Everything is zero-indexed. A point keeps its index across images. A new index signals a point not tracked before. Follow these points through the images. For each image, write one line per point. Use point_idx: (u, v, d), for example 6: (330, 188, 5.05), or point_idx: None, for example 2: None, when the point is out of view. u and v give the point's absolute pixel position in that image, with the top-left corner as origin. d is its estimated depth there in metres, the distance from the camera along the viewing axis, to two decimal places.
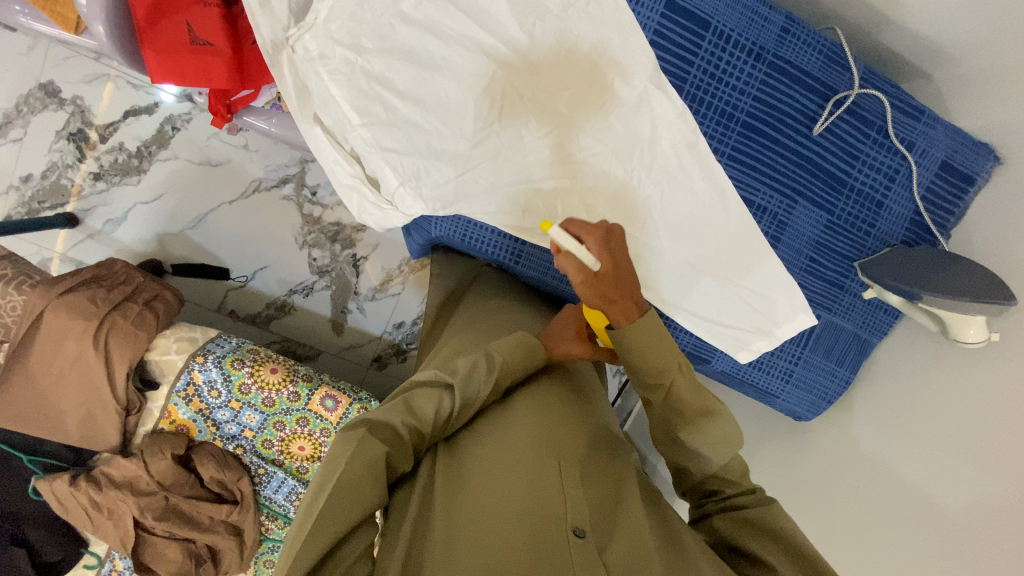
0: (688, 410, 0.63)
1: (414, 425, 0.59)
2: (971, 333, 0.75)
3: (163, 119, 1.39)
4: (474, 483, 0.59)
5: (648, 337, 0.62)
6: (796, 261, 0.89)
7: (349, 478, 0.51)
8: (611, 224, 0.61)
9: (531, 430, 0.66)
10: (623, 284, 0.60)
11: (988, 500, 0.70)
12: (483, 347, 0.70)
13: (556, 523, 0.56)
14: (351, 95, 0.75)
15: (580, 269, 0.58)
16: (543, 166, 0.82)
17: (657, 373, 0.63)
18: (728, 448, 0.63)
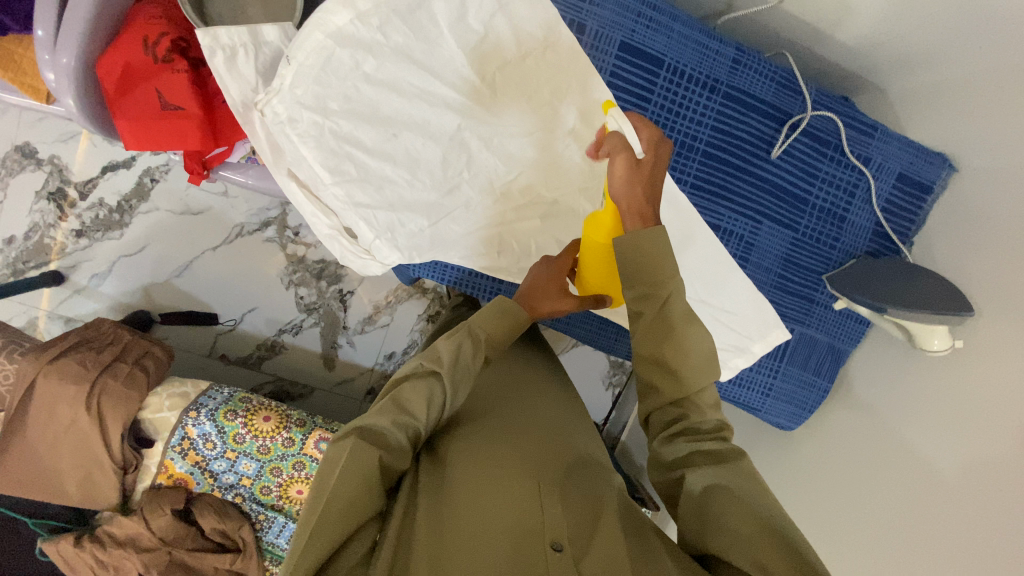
0: (678, 324, 0.64)
1: (405, 420, 0.65)
2: (936, 343, 0.78)
3: (141, 172, 1.39)
4: (455, 502, 0.64)
5: (657, 241, 0.62)
6: (765, 279, 0.92)
7: (340, 490, 0.57)
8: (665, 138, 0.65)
9: (509, 458, 0.72)
10: (651, 189, 0.63)
11: (960, 505, 0.72)
12: (463, 325, 0.75)
13: (535, 538, 0.60)
14: (322, 155, 0.75)
15: (625, 146, 0.62)
16: (513, 208, 0.83)
17: (653, 284, 0.63)
18: (702, 369, 0.65)
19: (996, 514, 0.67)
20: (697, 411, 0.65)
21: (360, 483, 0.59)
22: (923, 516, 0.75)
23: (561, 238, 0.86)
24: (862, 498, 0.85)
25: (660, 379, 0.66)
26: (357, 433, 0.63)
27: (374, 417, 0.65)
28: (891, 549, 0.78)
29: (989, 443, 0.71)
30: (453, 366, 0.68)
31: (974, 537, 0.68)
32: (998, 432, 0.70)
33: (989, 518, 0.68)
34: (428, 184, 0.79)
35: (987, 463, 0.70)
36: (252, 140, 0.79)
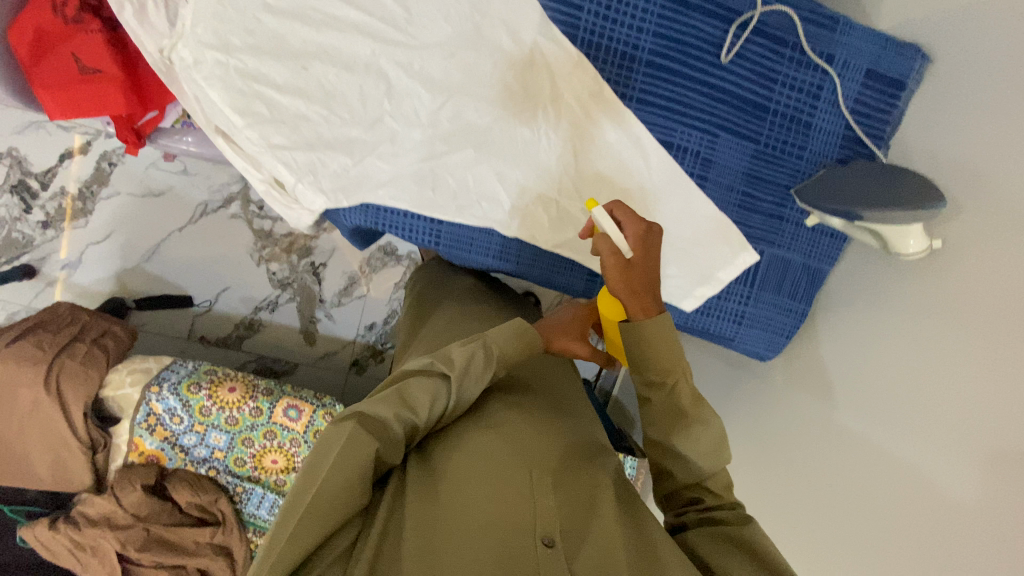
0: (689, 413, 0.69)
1: (407, 416, 0.63)
2: (912, 244, 0.71)
3: (99, 156, 1.36)
4: (445, 491, 0.63)
5: (661, 332, 0.68)
6: (728, 199, 0.85)
7: (330, 482, 0.56)
8: (652, 223, 0.70)
9: (502, 440, 0.70)
10: (649, 282, 0.69)
11: (955, 422, 0.67)
12: (481, 332, 0.71)
13: (525, 532, 0.59)
14: (229, 96, 0.71)
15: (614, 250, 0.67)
16: (443, 139, 0.75)
17: (664, 371, 0.68)
18: (715, 455, 0.68)
19: (999, 427, 0.62)
20: (710, 491, 0.69)
21: (351, 476, 0.57)
22: (915, 437, 0.71)
23: (502, 169, 0.78)
24: (847, 422, 0.80)
25: (671, 461, 0.70)
26: (355, 421, 0.60)
27: (375, 407, 0.62)
28: (881, 472, 0.73)
29: (988, 353, 0.65)
30: (464, 373, 0.65)
31: (974, 455, 0.64)
32: (995, 341, 0.65)
33: (991, 432, 0.63)
34: (348, 120, 0.73)
35: (984, 375, 0.65)
36: (189, 103, 0.80)
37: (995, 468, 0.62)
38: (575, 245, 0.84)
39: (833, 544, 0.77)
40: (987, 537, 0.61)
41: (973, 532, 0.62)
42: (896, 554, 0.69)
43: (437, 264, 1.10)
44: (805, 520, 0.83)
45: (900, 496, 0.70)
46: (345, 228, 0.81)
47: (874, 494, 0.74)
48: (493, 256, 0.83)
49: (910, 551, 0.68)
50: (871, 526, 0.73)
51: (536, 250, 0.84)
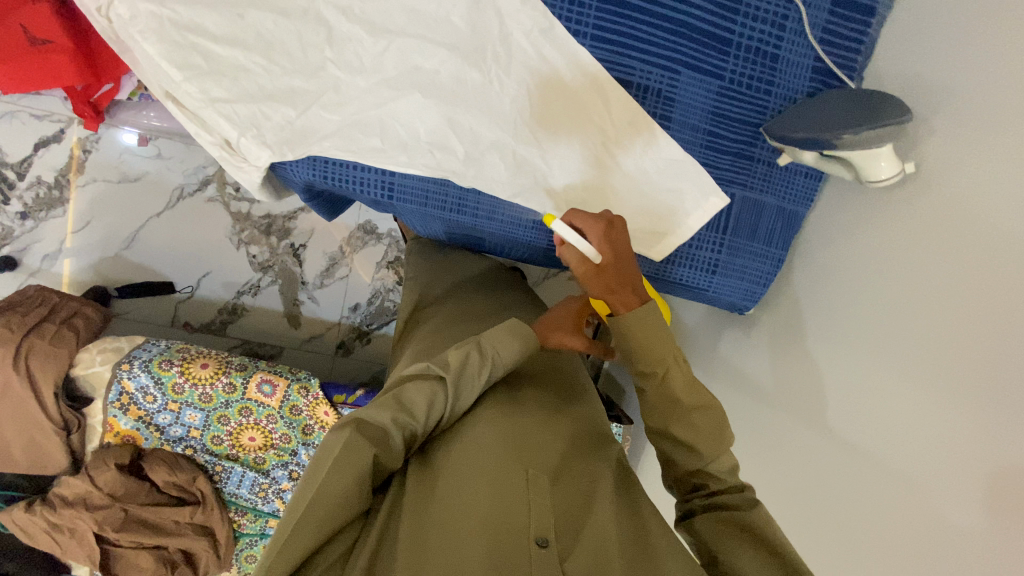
0: (684, 402, 0.66)
1: (405, 419, 0.65)
2: (882, 169, 0.68)
3: (73, 144, 1.35)
4: (443, 493, 0.64)
5: (647, 324, 0.67)
6: (693, 139, 0.81)
7: (327, 488, 0.57)
8: (613, 217, 0.71)
9: (495, 441, 0.70)
10: (626, 277, 0.70)
11: (944, 346, 0.64)
12: (475, 336, 0.74)
13: (520, 532, 0.60)
14: (165, 49, 0.69)
15: (580, 259, 0.69)
16: (390, 85, 0.73)
17: (653, 362, 0.67)
18: (716, 439, 0.64)
19: (988, 345, 0.60)
20: (714, 475, 0.64)
21: (348, 481, 0.58)
22: (900, 366, 0.69)
23: (453, 117, 0.75)
24: (841, 360, 0.78)
25: (672, 450, 0.66)
26: (353, 427, 0.61)
27: (373, 413, 0.63)
28: (871, 406, 0.72)
29: (974, 273, 0.63)
30: (459, 375, 0.67)
31: (963, 376, 0.62)
32: (982, 262, 0.62)
33: (979, 350, 0.60)
34: (290, 70, 0.71)
35: (972, 295, 0.63)
36: (137, 73, 0.76)
37: (985, 386, 0.59)
38: (534, 194, 0.80)
39: (832, 486, 0.75)
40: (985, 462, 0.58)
41: (966, 452, 0.60)
42: (891, 485, 0.67)
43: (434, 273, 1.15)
44: (801, 462, 0.82)
45: (890, 426, 0.69)
46: (298, 186, 0.82)
47: (868, 430, 0.72)
48: (449, 208, 0.82)
49: (904, 480, 0.66)
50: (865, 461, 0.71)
51: (493, 198, 0.82)
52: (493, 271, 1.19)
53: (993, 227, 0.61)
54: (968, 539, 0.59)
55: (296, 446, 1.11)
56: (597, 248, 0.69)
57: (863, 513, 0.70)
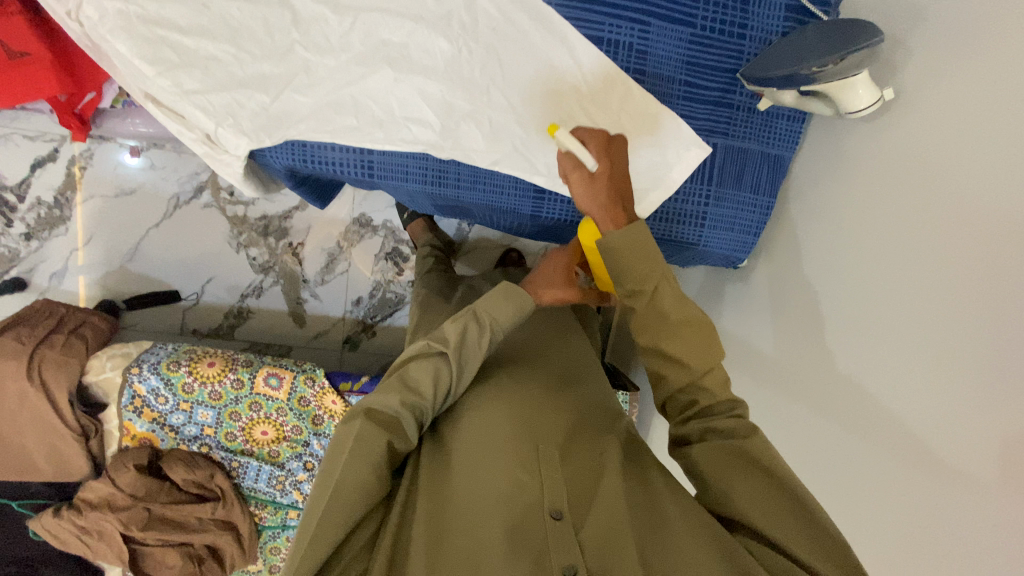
0: (673, 317, 0.64)
1: (414, 399, 0.65)
2: (861, 97, 0.67)
3: (68, 162, 1.38)
4: (455, 475, 0.64)
5: (634, 241, 0.63)
6: (670, 91, 0.81)
7: (346, 478, 0.57)
8: (614, 134, 0.68)
9: (501, 418, 0.71)
10: (619, 192, 0.65)
11: (936, 267, 0.64)
12: (469, 306, 0.74)
13: (534, 509, 0.60)
14: (136, 46, 0.70)
15: (577, 165, 0.65)
16: (360, 62, 0.74)
17: (640, 280, 0.64)
18: (707, 353, 0.64)
19: (980, 260, 0.59)
20: (706, 392, 0.64)
21: (366, 469, 0.58)
22: (895, 294, 0.68)
23: (424, 87, 0.75)
24: (838, 299, 0.77)
25: (663, 366, 0.65)
26: (363, 417, 0.62)
27: (382, 398, 0.64)
28: (868, 339, 0.71)
29: (962, 191, 0.62)
30: (460, 347, 0.68)
31: (958, 294, 0.61)
32: (970, 178, 0.61)
33: (973, 266, 0.60)
34: (260, 56, 0.72)
35: (961, 212, 0.62)
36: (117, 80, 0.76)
37: (980, 302, 0.58)
38: (514, 160, 0.80)
39: (838, 424, 0.75)
40: (985, 380, 0.57)
41: (964, 369, 0.59)
42: (896, 414, 0.66)
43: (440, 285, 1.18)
44: (806, 403, 0.81)
45: (888, 355, 0.68)
46: (278, 170, 0.84)
47: (870, 363, 0.71)
48: (427, 180, 0.83)
49: (906, 407, 0.65)
50: (866, 393, 0.71)
51: (471, 166, 0.82)
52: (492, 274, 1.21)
53: (978, 140, 0.60)
54: (970, 452, 0.58)
55: (307, 436, 1.12)
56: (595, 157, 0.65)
57: (868, 445, 0.70)
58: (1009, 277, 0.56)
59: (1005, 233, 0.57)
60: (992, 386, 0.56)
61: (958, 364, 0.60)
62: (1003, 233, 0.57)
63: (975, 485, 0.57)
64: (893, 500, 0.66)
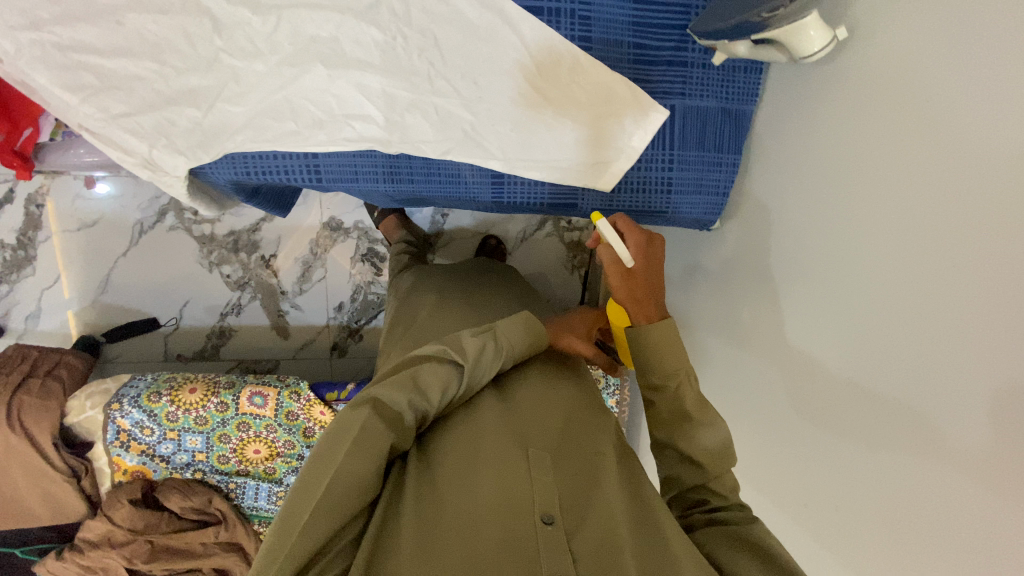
0: (693, 416, 0.67)
1: (423, 404, 0.64)
2: (814, 40, 0.64)
3: (25, 201, 1.33)
4: (444, 483, 0.62)
5: (662, 336, 0.68)
6: (620, 56, 0.77)
7: (344, 473, 0.55)
8: (655, 233, 0.74)
9: (492, 428, 0.69)
10: (652, 290, 0.71)
11: (913, 211, 0.61)
12: (491, 328, 0.75)
13: (524, 514, 0.58)
14: (55, 75, 0.67)
15: (615, 259, 0.71)
16: (290, 63, 0.70)
17: (665, 373, 0.68)
18: (722, 458, 0.65)
19: (961, 194, 0.56)
20: (717, 492, 0.65)
21: (366, 466, 0.56)
22: (874, 244, 0.66)
23: (364, 81, 0.72)
24: (817, 254, 0.75)
25: (679, 465, 0.67)
26: (370, 409, 0.61)
27: (391, 394, 0.62)
28: (851, 287, 0.69)
29: (937, 125, 0.59)
30: (477, 361, 0.68)
31: (937, 235, 0.59)
32: (942, 116, 0.58)
33: (954, 201, 0.57)
34: (185, 69, 0.68)
35: (937, 153, 0.59)
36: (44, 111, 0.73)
37: (963, 240, 0.56)
38: (466, 146, 0.78)
39: (825, 379, 0.73)
40: (974, 324, 0.55)
41: (952, 309, 0.57)
42: (887, 369, 0.64)
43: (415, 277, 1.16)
44: (793, 362, 0.80)
45: (872, 307, 0.66)
46: (220, 183, 0.82)
47: (854, 316, 0.69)
48: (386, 180, 0.81)
49: (892, 359, 0.63)
50: (854, 344, 0.69)
51: (425, 160, 0.80)
52: (469, 270, 1.20)
53: (947, 74, 0.57)
54: (961, 399, 0.56)
55: (301, 450, 1.11)
56: (633, 255, 0.72)
57: (858, 398, 0.68)
58: (989, 212, 0.53)
59: (985, 163, 0.54)
60: (984, 323, 0.54)
61: (947, 304, 0.58)
62: (978, 171, 0.55)
63: (969, 429, 0.55)
64: (888, 450, 0.64)
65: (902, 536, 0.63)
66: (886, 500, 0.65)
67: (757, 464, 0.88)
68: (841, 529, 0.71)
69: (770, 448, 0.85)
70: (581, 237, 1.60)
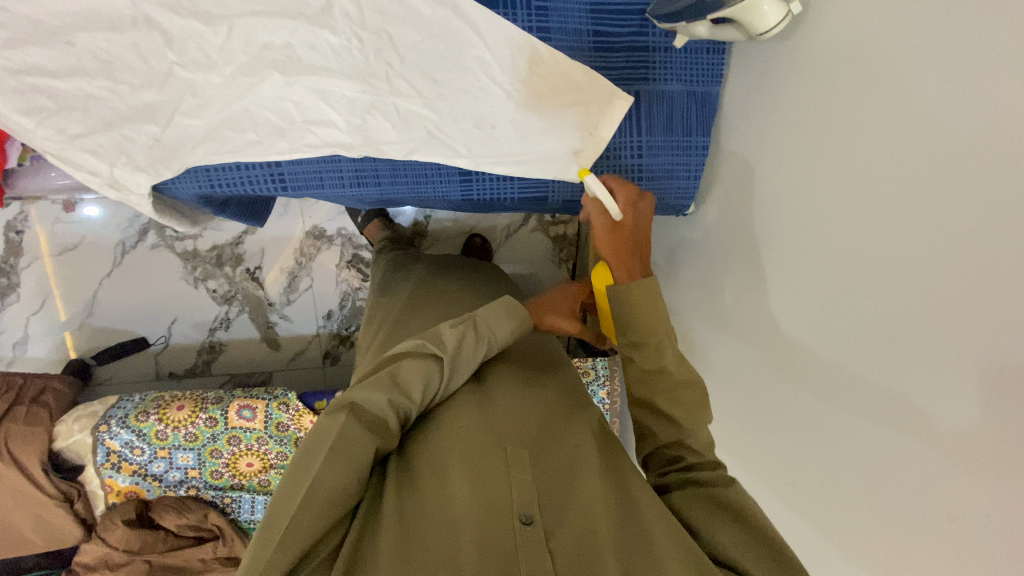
0: (672, 374, 0.67)
1: (403, 401, 0.63)
2: (770, 16, 0.64)
3: (4, 228, 1.32)
4: (424, 485, 0.61)
5: (643, 295, 0.67)
6: (579, 45, 0.77)
7: (322, 481, 0.54)
8: (646, 191, 0.72)
9: (470, 425, 0.67)
10: (635, 247, 0.70)
11: (886, 184, 0.60)
12: (469, 315, 0.73)
13: (502, 515, 0.57)
14: (8, 99, 0.66)
15: (602, 215, 0.70)
16: (245, 72, 0.69)
17: (646, 331, 0.67)
18: (696, 414, 0.65)
19: (931, 159, 0.55)
20: (691, 449, 0.64)
21: (343, 472, 0.55)
22: (846, 218, 0.65)
23: (322, 86, 0.71)
24: (792, 231, 0.74)
25: (653, 421, 0.66)
26: (347, 413, 0.59)
27: (369, 395, 0.61)
28: (828, 262, 0.68)
29: (904, 91, 0.58)
30: (457, 354, 0.66)
31: (909, 206, 0.58)
32: (904, 87, 0.58)
33: (924, 167, 0.56)
34: (140, 85, 0.68)
35: (905, 124, 0.58)
36: None
37: (937, 210, 0.55)
38: (431, 146, 0.77)
39: (808, 351, 0.72)
40: (950, 294, 0.54)
41: (929, 277, 0.56)
42: (866, 344, 0.64)
43: (395, 275, 1.15)
44: (773, 340, 0.79)
45: (850, 281, 0.65)
46: (185, 197, 0.82)
47: (832, 294, 0.68)
48: (356, 185, 0.81)
49: (872, 334, 0.63)
50: (833, 319, 0.68)
51: (389, 162, 0.80)
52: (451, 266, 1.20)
53: (909, 43, 0.57)
54: (942, 372, 0.55)
55: None
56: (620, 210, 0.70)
57: (839, 373, 0.68)
58: (964, 182, 0.53)
59: (954, 128, 0.53)
60: (960, 290, 0.53)
61: (919, 275, 0.57)
62: (943, 141, 0.54)
63: (953, 399, 0.55)
64: (870, 424, 0.64)
65: (888, 509, 0.62)
66: (873, 475, 0.64)
67: (745, 446, 0.88)
68: (832, 508, 0.70)
69: (757, 427, 0.85)
70: (566, 230, 1.59)
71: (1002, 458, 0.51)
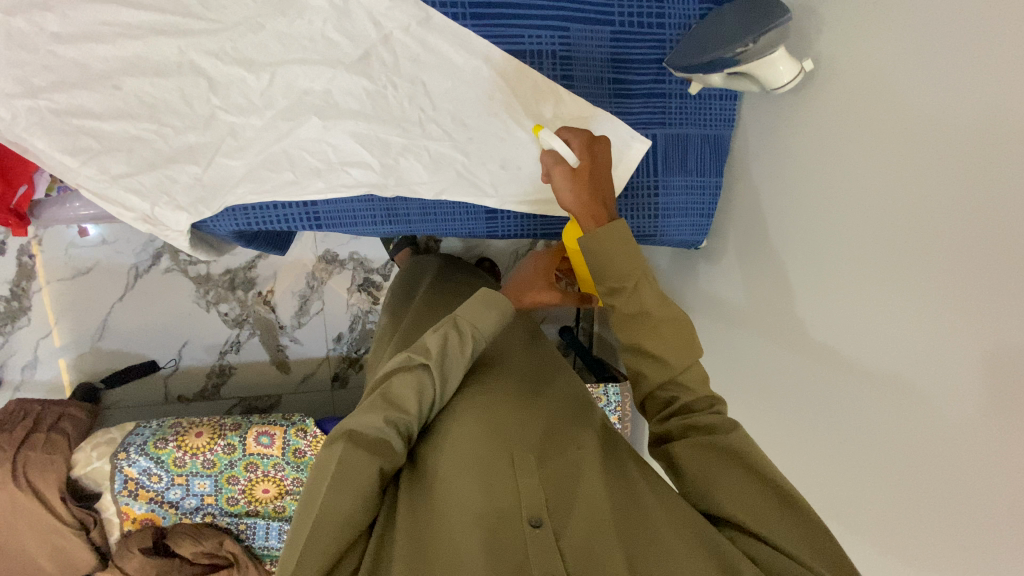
0: (653, 313, 0.64)
1: (398, 415, 0.58)
2: (783, 75, 0.68)
3: (17, 251, 1.32)
4: (433, 491, 0.58)
5: (611, 243, 0.65)
6: (601, 92, 0.81)
7: (329, 509, 0.52)
8: (600, 135, 0.72)
9: (473, 425, 0.63)
10: (598, 189, 0.69)
11: (892, 231, 0.65)
12: (449, 315, 0.66)
13: (511, 519, 0.55)
14: (55, 140, 0.68)
15: (559, 162, 0.69)
16: (286, 116, 0.73)
17: (620, 276, 0.65)
18: (686, 351, 0.63)
19: (933, 210, 0.60)
20: (685, 388, 0.63)
21: (350, 499, 0.53)
22: (855, 259, 0.70)
23: (358, 129, 0.74)
24: (801, 268, 0.78)
25: (642, 362, 0.65)
26: (344, 442, 0.55)
27: (361, 418, 0.57)
28: (836, 300, 0.73)
29: (908, 146, 0.62)
30: (443, 358, 0.60)
31: (913, 253, 0.62)
32: (909, 143, 0.62)
33: (927, 218, 0.61)
34: (183, 128, 0.71)
35: (908, 176, 0.62)
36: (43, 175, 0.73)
37: (940, 259, 0.60)
38: (459, 186, 0.80)
39: (818, 385, 0.76)
40: (954, 337, 0.58)
41: (932, 319, 0.60)
42: (874, 380, 0.68)
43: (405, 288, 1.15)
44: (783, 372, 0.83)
45: (858, 319, 0.69)
46: (219, 234, 0.83)
47: (840, 331, 0.72)
48: (387, 223, 0.84)
49: (879, 369, 0.67)
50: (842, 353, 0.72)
51: (420, 203, 0.82)
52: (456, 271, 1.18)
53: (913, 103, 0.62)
54: (944, 408, 0.60)
55: None
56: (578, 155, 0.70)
57: (848, 406, 0.72)
58: (963, 235, 0.57)
59: (954, 185, 0.58)
60: (962, 333, 0.58)
61: (925, 317, 0.61)
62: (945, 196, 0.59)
63: (954, 435, 0.59)
64: (878, 455, 0.68)
65: (895, 538, 0.66)
66: (881, 504, 0.68)
67: None
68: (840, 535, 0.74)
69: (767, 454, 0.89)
70: None
71: (1002, 491, 0.54)
